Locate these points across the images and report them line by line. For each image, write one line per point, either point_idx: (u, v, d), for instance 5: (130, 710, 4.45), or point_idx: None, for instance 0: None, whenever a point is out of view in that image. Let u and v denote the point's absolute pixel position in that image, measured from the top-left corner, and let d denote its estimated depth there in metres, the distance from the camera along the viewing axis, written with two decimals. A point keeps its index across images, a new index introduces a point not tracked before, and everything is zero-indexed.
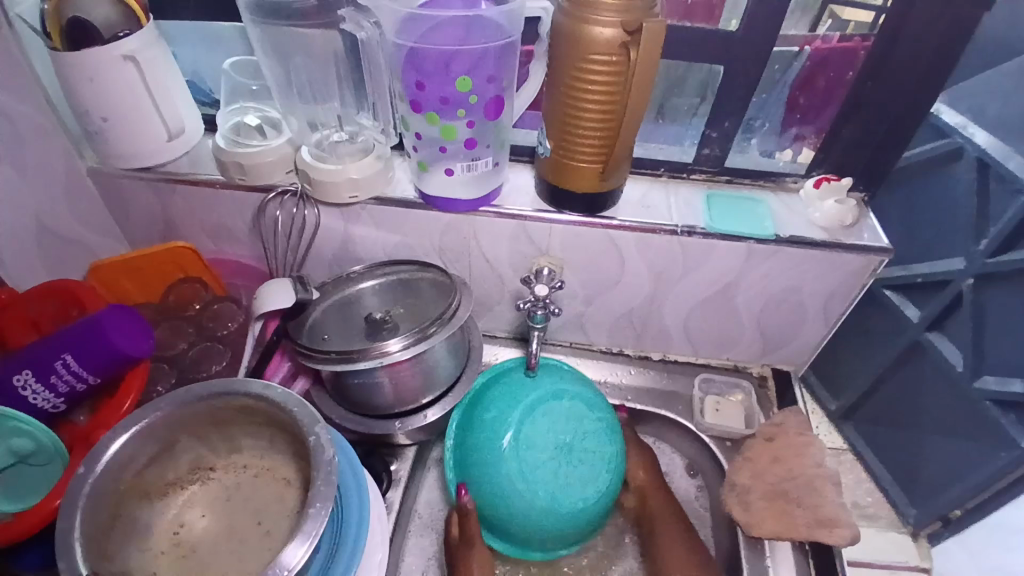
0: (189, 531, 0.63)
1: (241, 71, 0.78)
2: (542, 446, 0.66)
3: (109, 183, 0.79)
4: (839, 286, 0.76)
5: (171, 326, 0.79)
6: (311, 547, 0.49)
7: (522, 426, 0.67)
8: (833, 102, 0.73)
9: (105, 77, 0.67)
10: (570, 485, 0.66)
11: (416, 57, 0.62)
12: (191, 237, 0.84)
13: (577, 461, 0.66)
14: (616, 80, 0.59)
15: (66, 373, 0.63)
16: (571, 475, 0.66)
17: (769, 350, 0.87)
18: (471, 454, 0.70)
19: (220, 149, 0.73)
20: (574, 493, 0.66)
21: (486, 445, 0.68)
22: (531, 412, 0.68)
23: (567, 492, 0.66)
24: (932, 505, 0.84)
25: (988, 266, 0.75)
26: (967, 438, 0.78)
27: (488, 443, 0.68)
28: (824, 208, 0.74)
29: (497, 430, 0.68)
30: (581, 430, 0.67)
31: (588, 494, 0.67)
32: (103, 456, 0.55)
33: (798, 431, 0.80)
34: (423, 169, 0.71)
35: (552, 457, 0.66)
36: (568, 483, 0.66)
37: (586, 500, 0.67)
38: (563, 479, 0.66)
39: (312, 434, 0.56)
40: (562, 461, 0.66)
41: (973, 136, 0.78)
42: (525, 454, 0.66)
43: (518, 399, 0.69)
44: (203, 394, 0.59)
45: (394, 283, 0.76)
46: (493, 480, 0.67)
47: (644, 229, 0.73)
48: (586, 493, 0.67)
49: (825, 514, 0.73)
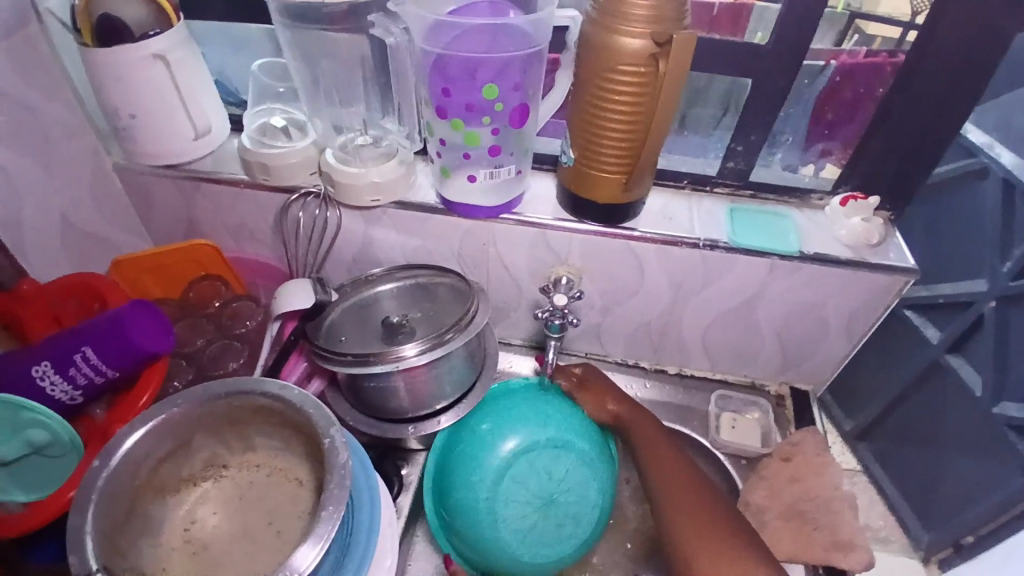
0: (200, 528, 0.63)
1: (268, 72, 0.79)
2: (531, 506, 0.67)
3: (136, 180, 0.80)
4: (861, 304, 0.75)
5: (190, 322, 0.80)
6: (323, 550, 0.49)
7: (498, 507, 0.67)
8: (860, 115, 0.72)
9: (135, 75, 0.68)
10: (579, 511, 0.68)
11: (443, 63, 0.63)
12: (213, 236, 0.85)
13: (564, 496, 0.68)
14: (642, 92, 0.59)
15: (85, 366, 0.64)
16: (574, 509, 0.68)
17: (787, 367, 0.86)
18: (471, 548, 0.70)
19: (245, 149, 0.74)
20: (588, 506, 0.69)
21: (477, 538, 0.68)
22: (493, 483, 0.67)
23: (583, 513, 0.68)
24: (947, 530, 0.82)
25: (1012, 288, 0.74)
26: (987, 464, 0.76)
27: (475, 535, 0.68)
28: (850, 225, 0.72)
29: (474, 518, 0.68)
30: (546, 470, 0.68)
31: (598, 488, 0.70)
32: (118, 451, 0.55)
33: (815, 452, 0.78)
34: (445, 175, 0.71)
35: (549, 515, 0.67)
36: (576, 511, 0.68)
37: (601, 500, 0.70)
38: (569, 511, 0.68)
39: (327, 436, 0.56)
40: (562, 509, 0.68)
41: (999, 156, 0.77)
42: (523, 520, 0.67)
43: (471, 479, 0.68)
44: (221, 392, 0.59)
45: (411, 286, 0.76)
46: (508, 561, 0.68)
47: (665, 241, 0.72)
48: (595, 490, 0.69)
49: (842, 536, 0.72)
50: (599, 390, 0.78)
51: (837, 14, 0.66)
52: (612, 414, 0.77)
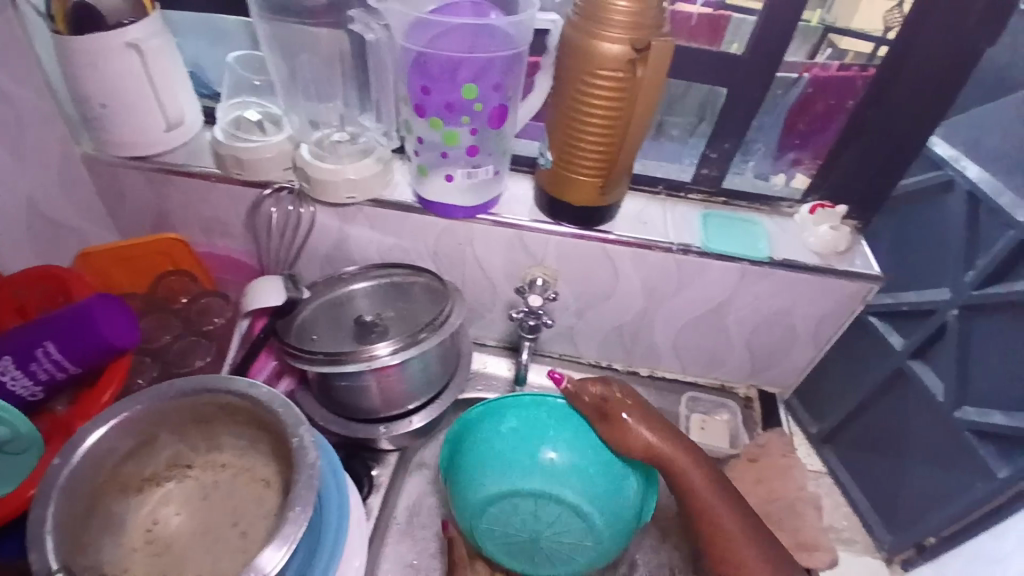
0: (163, 528, 0.61)
1: (245, 65, 0.77)
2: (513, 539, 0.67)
3: (105, 171, 0.78)
4: (829, 310, 0.77)
5: (158, 317, 0.77)
6: (289, 551, 0.48)
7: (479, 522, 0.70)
8: (833, 126, 0.74)
9: (109, 64, 0.66)
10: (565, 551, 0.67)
11: (423, 62, 0.62)
12: (183, 229, 0.83)
13: (554, 535, 0.66)
14: (621, 96, 0.59)
15: (47, 361, 0.62)
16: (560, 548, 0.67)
17: (756, 371, 0.87)
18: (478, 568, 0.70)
19: (219, 142, 0.72)
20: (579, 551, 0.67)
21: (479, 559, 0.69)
22: (474, 513, 0.67)
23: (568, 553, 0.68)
24: (910, 533, 0.84)
25: (974, 297, 0.77)
26: (949, 468, 0.79)
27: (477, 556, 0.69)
28: (819, 233, 0.74)
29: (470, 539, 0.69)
30: (531, 513, 0.66)
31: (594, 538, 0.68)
32: (81, 448, 0.54)
33: (782, 453, 0.80)
34: (423, 174, 0.71)
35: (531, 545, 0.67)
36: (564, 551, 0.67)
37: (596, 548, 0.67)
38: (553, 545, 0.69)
39: (296, 436, 0.55)
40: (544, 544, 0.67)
41: (965, 169, 0.80)
42: (504, 545, 0.68)
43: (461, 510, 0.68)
44: (185, 389, 0.58)
45: (385, 286, 0.75)
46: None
47: (640, 245, 0.73)
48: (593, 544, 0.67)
49: (806, 537, 0.74)
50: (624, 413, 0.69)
51: (811, 27, 0.68)
52: (646, 448, 0.68)
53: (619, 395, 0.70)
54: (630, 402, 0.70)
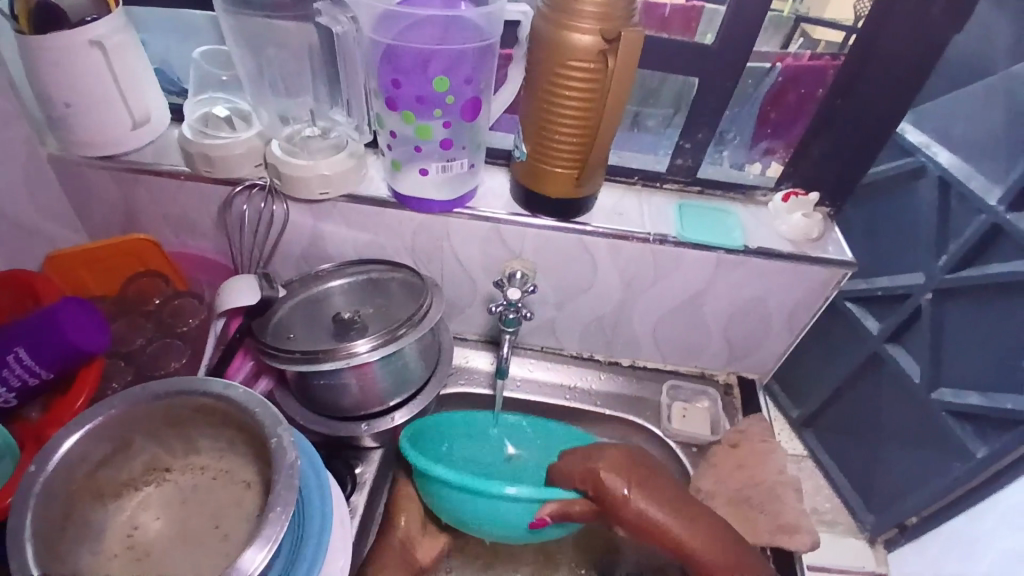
0: (143, 534, 0.60)
1: (210, 61, 0.76)
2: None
3: (72, 171, 0.76)
4: (805, 297, 0.78)
5: (129, 321, 0.77)
6: (271, 552, 0.48)
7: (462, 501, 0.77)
8: (802, 118, 0.74)
9: (71, 62, 0.64)
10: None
11: (393, 55, 0.62)
12: (154, 230, 0.81)
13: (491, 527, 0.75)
14: (593, 88, 0.59)
15: (18, 367, 0.61)
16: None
17: (735, 358, 0.88)
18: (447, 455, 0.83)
19: (186, 140, 0.71)
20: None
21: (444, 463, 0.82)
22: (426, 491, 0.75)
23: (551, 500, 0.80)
24: (889, 515, 0.87)
25: (947, 281, 0.78)
26: (927, 448, 0.81)
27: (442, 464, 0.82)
28: (792, 221, 0.75)
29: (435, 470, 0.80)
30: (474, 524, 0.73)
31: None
32: (55, 454, 0.53)
33: (762, 439, 0.81)
34: (397, 169, 0.70)
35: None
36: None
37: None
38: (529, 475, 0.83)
39: (274, 436, 0.54)
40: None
41: (936, 155, 0.81)
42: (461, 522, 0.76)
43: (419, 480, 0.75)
44: (160, 393, 0.57)
45: (363, 282, 0.74)
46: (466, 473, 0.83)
47: (617, 236, 0.73)
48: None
49: (786, 520, 0.73)
50: (621, 494, 0.64)
51: (783, 18, 0.68)
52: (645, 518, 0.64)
53: (610, 476, 0.65)
54: (624, 472, 0.66)
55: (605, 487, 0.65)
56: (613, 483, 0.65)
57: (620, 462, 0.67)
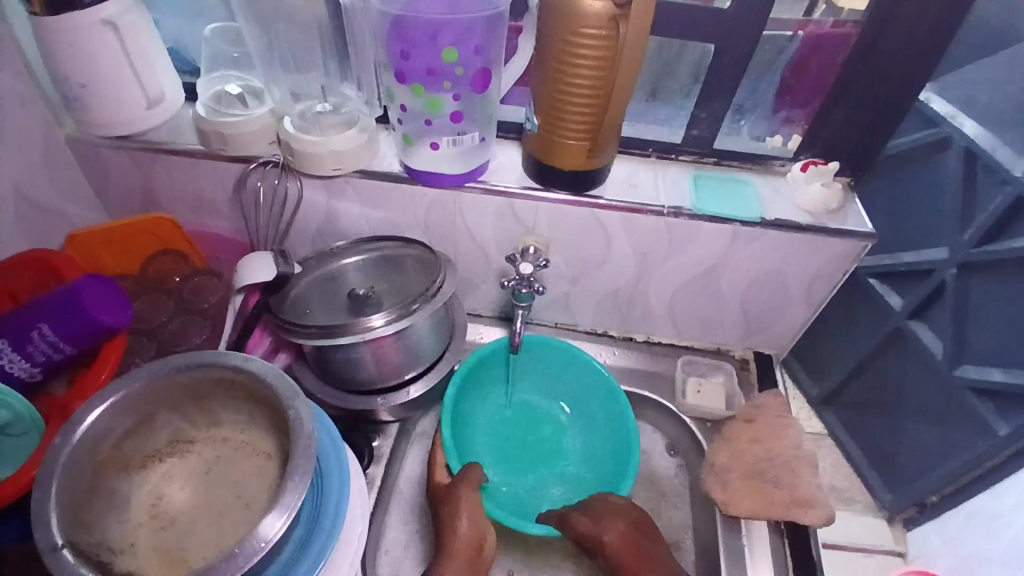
0: (168, 503, 0.61)
1: (222, 37, 0.75)
2: (548, 443, 0.84)
3: (90, 152, 0.77)
4: (823, 269, 0.76)
5: (151, 299, 0.78)
6: (289, 519, 0.49)
7: (497, 465, 0.81)
8: (825, 85, 0.72)
9: (85, 44, 0.65)
10: (561, 422, 0.86)
11: (402, 26, 0.62)
12: (172, 209, 0.82)
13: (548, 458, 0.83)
14: (605, 57, 0.58)
15: (42, 343, 0.63)
16: (569, 433, 0.85)
17: (751, 333, 0.87)
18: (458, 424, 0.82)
19: (200, 118, 0.72)
20: (570, 403, 0.87)
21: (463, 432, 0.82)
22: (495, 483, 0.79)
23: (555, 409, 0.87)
24: (910, 491, 0.86)
25: (971, 256, 0.76)
26: (948, 424, 0.80)
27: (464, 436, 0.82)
28: (810, 191, 0.73)
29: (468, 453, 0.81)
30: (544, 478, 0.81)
31: (558, 380, 0.87)
32: (80, 426, 0.54)
33: (777, 413, 0.80)
34: (408, 143, 0.71)
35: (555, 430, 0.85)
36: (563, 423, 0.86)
37: (573, 396, 0.86)
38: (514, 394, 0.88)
39: (292, 408, 0.55)
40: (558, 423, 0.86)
41: (961, 125, 0.78)
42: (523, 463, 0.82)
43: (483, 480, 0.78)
44: (181, 366, 0.58)
45: (378, 258, 0.75)
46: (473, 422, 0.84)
47: (631, 209, 0.73)
48: (572, 387, 0.86)
49: (803, 494, 0.73)
50: (625, 545, 0.66)
51: None
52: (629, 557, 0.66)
53: (613, 530, 0.67)
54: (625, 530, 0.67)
55: (608, 539, 0.66)
56: (621, 538, 0.66)
57: (623, 518, 0.68)
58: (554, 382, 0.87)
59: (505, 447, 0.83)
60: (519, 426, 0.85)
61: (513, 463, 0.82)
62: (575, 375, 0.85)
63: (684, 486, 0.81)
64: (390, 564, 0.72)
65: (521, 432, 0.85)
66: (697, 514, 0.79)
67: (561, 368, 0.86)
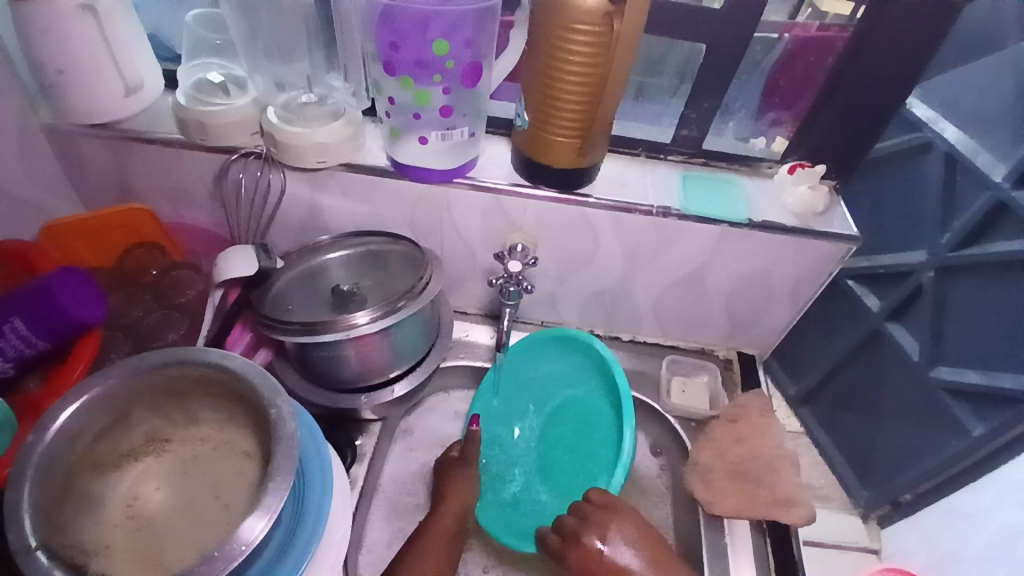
0: (144, 504, 0.60)
1: (204, 25, 0.73)
2: (586, 432, 0.81)
3: (67, 142, 0.75)
4: (807, 271, 0.77)
5: (127, 293, 0.76)
6: (271, 521, 0.48)
7: (551, 476, 0.80)
8: (811, 86, 0.73)
9: (62, 29, 0.63)
10: (597, 412, 0.81)
11: (391, 17, 0.60)
12: (150, 201, 0.80)
13: (590, 449, 0.80)
14: (597, 53, 0.58)
15: (14, 337, 0.61)
16: (606, 422, 0.80)
17: (736, 333, 0.88)
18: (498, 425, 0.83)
19: (181, 106, 0.69)
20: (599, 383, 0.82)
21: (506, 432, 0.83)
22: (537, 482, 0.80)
23: (591, 399, 0.82)
24: (884, 488, 0.87)
25: (949, 259, 0.78)
26: (924, 424, 0.81)
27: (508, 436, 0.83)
28: (797, 194, 0.74)
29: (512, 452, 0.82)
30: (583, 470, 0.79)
31: (579, 372, 0.84)
32: (52, 426, 0.52)
33: (760, 413, 0.81)
34: (395, 137, 0.70)
35: (590, 417, 0.82)
36: (601, 413, 0.81)
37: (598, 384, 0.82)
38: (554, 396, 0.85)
39: (273, 407, 0.54)
40: (594, 409, 0.82)
41: (943, 130, 0.79)
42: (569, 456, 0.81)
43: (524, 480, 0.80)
44: (158, 363, 0.56)
45: (363, 254, 0.73)
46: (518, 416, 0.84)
47: (619, 208, 0.72)
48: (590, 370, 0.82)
49: (784, 493, 0.74)
50: (589, 557, 0.66)
51: None
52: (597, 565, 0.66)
53: (572, 548, 0.67)
54: (593, 540, 0.67)
55: (570, 555, 0.67)
56: (583, 552, 0.67)
57: (592, 528, 0.68)
58: (578, 376, 0.84)
59: (556, 455, 0.81)
60: (563, 420, 0.83)
61: (558, 459, 0.81)
62: (589, 363, 0.83)
63: (667, 488, 0.82)
64: (373, 564, 0.72)
65: (566, 427, 0.82)
66: (679, 513, 0.79)
67: (575, 359, 0.84)
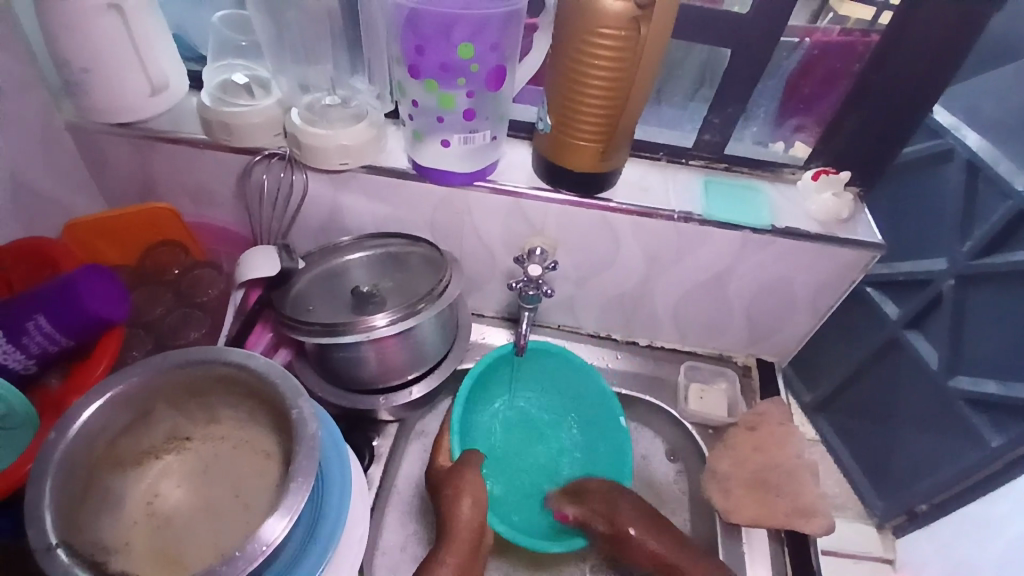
0: (164, 502, 0.60)
1: (230, 26, 0.74)
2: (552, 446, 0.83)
3: (91, 140, 0.76)
4: (829, 279, 0.76)
5: (148, 290, 0.77)
6: (292, 522, 0.48)
7: (517, 486, 0.80)
8: (836, 91, 0.72)
9: (89, 28, 0.63)
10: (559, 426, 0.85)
11: (416, 20, 0.61)
12: (172, 199, 0.81)
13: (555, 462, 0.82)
14: (623, 58, 0.57)
15: (38, 334, 0.62)
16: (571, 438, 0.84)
17: (756, 339, 0.87)
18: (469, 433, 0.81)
19: (205, 107, 0.70)
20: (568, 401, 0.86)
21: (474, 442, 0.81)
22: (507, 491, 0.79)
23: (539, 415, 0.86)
24: (900, 499, 0.86)
25: (971, 268, 0.77)
26: (942, 436, 0.80)
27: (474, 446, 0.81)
28: (821, 201, 0.73)
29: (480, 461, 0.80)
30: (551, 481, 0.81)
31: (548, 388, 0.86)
32: (75, 423, 0.53)
33: (779, 421, 0.80)
34: (418, 139, 0.70)
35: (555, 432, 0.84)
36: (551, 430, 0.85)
37: (565, 400, 0.86)
38: (492, 410, 0.85)
39: (295, 408, 0.54)
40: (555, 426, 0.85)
41: (965, 137, 0.78)
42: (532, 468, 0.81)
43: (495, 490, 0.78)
44: (183, 361, 0.57)
45: (382, 256, 0.73)
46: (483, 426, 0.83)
47: (641, 213, 0.72)
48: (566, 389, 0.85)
49: (803, 503, 0.73)
50: (636, 506, 0.69)
51: None
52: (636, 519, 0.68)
53: (625, 502, 0.69)
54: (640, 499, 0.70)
55: (623, 499, 0.69)
56: (633, 501, 0.70)
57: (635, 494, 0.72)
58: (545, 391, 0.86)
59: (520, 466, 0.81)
60: (525, 433, 0.84)
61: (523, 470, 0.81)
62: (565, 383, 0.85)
63: (684, 495, 0.81)
64: (387, 565, 0.72)
65: (528, 441, 0.83)
66: (696, 520, 0.78)
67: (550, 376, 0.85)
